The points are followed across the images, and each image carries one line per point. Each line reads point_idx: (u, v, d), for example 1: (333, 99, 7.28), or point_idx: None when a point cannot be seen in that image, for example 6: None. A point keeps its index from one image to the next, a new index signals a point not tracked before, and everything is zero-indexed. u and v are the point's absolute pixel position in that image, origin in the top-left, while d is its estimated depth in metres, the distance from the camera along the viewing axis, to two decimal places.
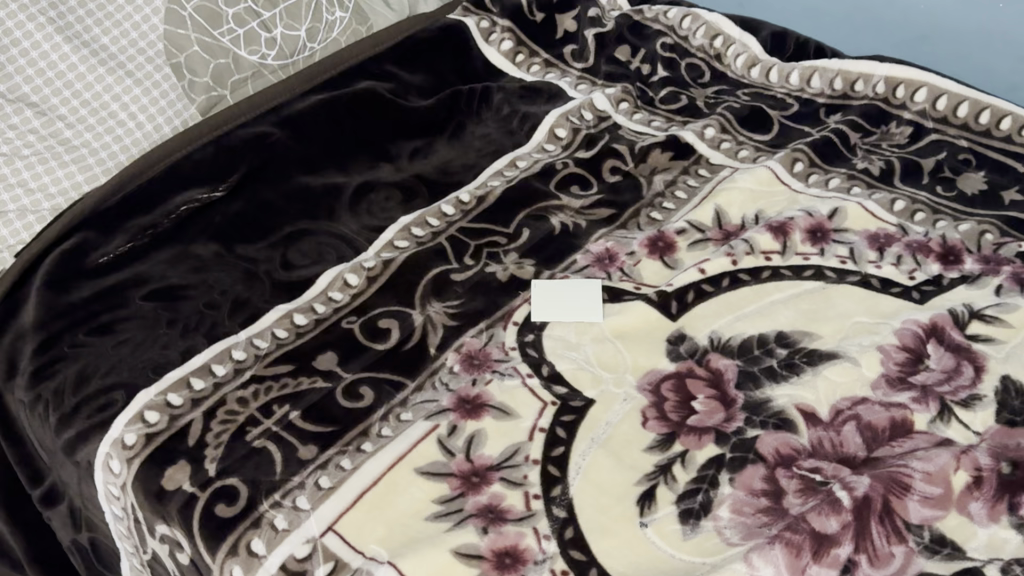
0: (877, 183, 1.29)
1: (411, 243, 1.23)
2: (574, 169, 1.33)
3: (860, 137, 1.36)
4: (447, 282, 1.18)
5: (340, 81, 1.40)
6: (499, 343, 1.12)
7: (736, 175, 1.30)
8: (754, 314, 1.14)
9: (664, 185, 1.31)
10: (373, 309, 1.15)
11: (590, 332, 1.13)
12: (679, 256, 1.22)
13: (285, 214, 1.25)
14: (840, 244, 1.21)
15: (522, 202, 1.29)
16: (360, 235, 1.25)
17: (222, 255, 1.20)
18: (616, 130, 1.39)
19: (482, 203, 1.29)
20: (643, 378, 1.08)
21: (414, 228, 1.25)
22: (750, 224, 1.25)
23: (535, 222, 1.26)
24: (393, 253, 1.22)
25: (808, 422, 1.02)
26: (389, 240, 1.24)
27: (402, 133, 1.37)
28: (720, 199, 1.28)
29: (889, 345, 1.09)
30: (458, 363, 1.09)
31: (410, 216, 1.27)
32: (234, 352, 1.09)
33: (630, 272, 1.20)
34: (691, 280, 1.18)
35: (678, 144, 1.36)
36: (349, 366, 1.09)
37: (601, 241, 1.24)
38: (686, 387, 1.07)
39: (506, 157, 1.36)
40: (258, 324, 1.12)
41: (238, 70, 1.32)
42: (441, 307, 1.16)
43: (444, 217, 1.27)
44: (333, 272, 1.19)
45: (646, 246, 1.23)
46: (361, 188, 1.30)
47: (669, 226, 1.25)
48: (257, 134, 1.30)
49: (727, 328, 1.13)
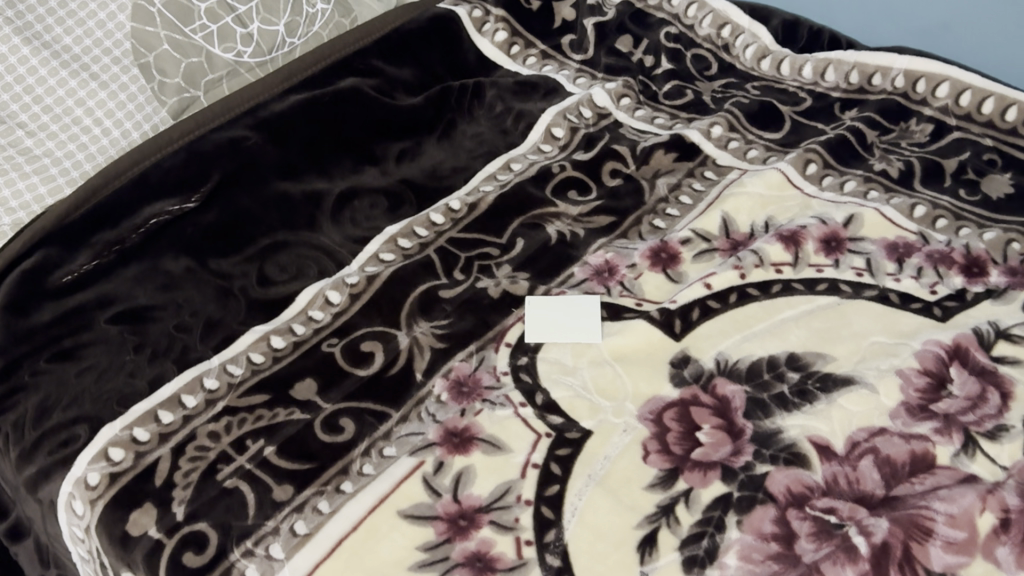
0: (895, 186, 1.21)
1: (397, 256, 1.16)
2: (572, 172, 1.25)
3: (877, 135, 1.27)
4: (435, 300, 1.11)
5: (322, 79, 1.29)
6: (490, 367, 1.04)
7: (745, 179, 1.22)
8: (764, 333, 1.06)
9: (668, 189, 1.23)
10: (355, 330, 1.08)
11: (587, 355, 1.06)
12: (684, 269, 1.14)
13: (262, 223, 1.18)
14: (856, 255, 1.13)
15: (516, 210, 1.21)
16: (342, 247, 1.17)
17: (194, 271, 1.12)
18: (616, 129, 1.31)
19: (474, 211, 1.21)
20: (644, 406, 1.01)
21: (400, 239, 1.17)
22: (759, 232, 1.17)
23: (529, 232, 1.19)
24: (377, 267, 1.14)
25: (822, 456, 0.95)
26: (373, 253, 1.16)
27: (388, 134, 1.29)
28: (727, 205, 1.19)
29: (909, 369, 1.01)
30: (446, 391, 1.02)
31: (397, 225, 1.19)
32: (206, 381, 1.02)
33: (630, 286, 1.12)
34: (696, 296, 1.10)
35: (683, 144, 1.27)
36: (329, 395, 1.01)
37: (600, 251, 1.16)
38: (691, 417, 0.99)
39: (500, 159, 1.28)
40: (232, 349, 1.05)
41: (211, 70, 1.23)
42: (428, 327, 1.08)
43: (432, 226, 1.19)
44: (313, 290, 1.12)
45: (647, 258, 1.15)
46: (345, 194, 1.22)
47: (672, 235, 1.17)
48: (233, 139, 1.20)
49: (734, 350, 1.05)
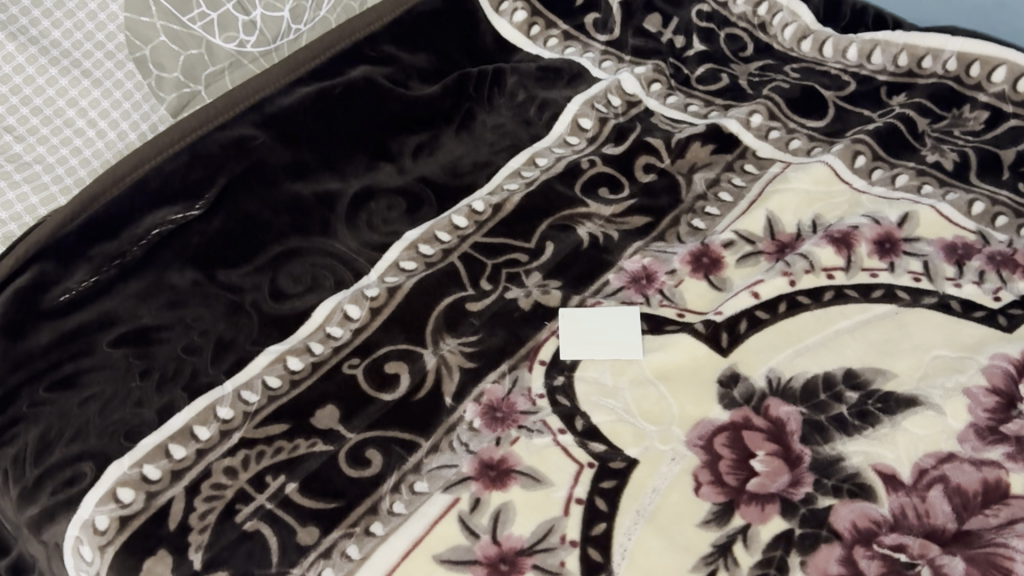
0: (950, 180, 1.13)
1: (420, 265, 1.08)
2: (602, 167, 1.17)
3: (927, 122, 1.19)
4: (462, 313, 1.03)
5: (330, 69, 1.19)
6: (525, 389, 0.97)
7: (790, 174, 1.14)
8: (817, 346, 0.99)
9: (705, 185, 1.15)
10: (377, 349, 1.00)
11: (628, 373, 0.98)
12: (728, 275, 1.06)
13: (272, 229, 1.10)
14: (912, 257, 1.06)
15: (543, 210, 1.13)
16: (360, 254, 1.09)
17: (201, 284, 1.05)
18: (648, 118, 1.22)
19: (499, 212, 1.13)
20: (692, 431, 0.94)
21: (421, 245, 1.09)
22: (807, 233, 1.09)
23: (559, 236, 1.11)
24: (398, 278, 1.06)
25: (888, 486, 0.88)
26: (393, 261, 1.08)
27: (403, 127, 1.21)
28: (771, 203, 1.11)
29: (976, 387, 0.94)
30: (479, 418, 0.94)
31: (417, 230, 1.11)
32: (219, 410, 0.94)
33: (671, 295, 1.05)
34: (744, 306, 1.03)
35: (720, 135, 1.19)
36: (352, 423, 0.94)
37: (637, 256, 1.09)
38: (743, 443, 0.93)
39: (524, 154, 1.20)
40: (245, 372, 0.98)
41: (212, 62, 1.14)
42: (456, 344, 1.01)
43: (455, 230, 1.11)
44: (330, 304, 1.04)
45: (688, 263, 1.07)
46: (359, 196, 1.15)
47: (714, 238, 1.09)
48: (239, 139, 1.10)
49: (787, 366, 0.98)
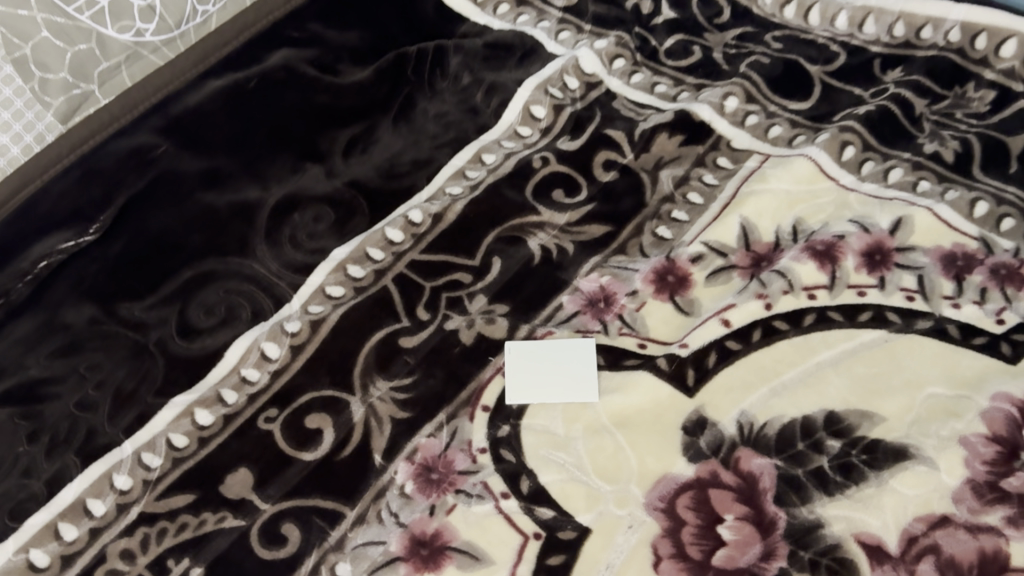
0: (951, 175, 1.00)
1: (348, 291, 0.95)
2: (556, 167, 1.03)
3: (925, 103, 1.05)
4: (395, 351, 0.91)
5: (245, 56, 1.06)
6: (464, 443, 0.86)
7: (768, 171, 1.01)
8: (796, 384, 0.88)
9: (673, 184, 1.02)
10: (299, 397, 0.88)
11: (581, 420, 0.87)
12: (696, 295, 0.94)
13: (183, 251, 0.96)
14: (905, 272, 0.94)
15: (490, 219, 1.00)
16: (281, 278, 0.96)
17: (99, 323, 0.91)
18: (609, 103, 1.08)
19: (439, 224, 0.99)
20: (652, 491, 0.83)
21: (350, 266, 0.96)
22: (786, 242, 0.96)
23: (507, 250, 0.98)
24: (323, 308, 0.94)
25: (873, 560, 0.77)
26: (319, 286, 0.95)
27: (331, 120, 1.06)
28: (747, 207, 0.98)
29: (974, 437, 0.83)
30: (411, 481, 0.83)
31: (345, 248, 0.98)
32: (117, 478, 0.83)
33: (632, 321, 0.93)
34: (713, 337, 0.91)
35: (689, 125, 1.05)
36: (267, 491, 0.83)
37: (594, 274, 0.96)
38: (710, 505, 0.82)
39: (469, 149, 1.06)
40: (148, 430, 0.86)
41: (106, 57, 0.97)
42: (387, 390, 0.89)
43: (390, 246, 0.98)
44: (245, 343, 0.92)
45: (651, 283, 0.95)
46: (281, 207, 1.01)
47: (682, 251, 0.96)
48: (136, 148, 0.98)
49: (761, 409, 0.86)
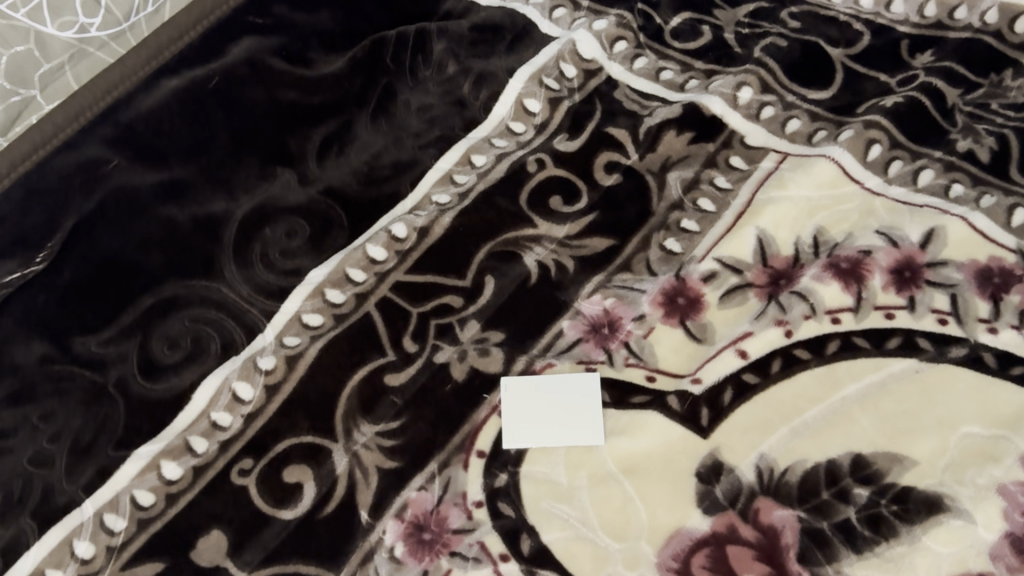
0: (986, 177, 0.91)
1: (328, 319, 0.86)
2: (553, 171, 0.94)
3: (958, 94, 0.96)
4: (380, 389, 0.83)
5: (205, 49, 0.95)
6: (459, 495, 0.79)
7: (787, 174, 0.92)
8: (819, 423, 0.80)
9: (683, 188, 0.92)
10: (276, 444, 0.81)
11: (586, 467, 0.80)
12: (709, 319, 0.85)
13: (142, 274, 0.87)
14: (937, 290, 0.86)
15: (481, 231, 0.91)
16: (252, 304, 0.87)
17: (52, 363, 0.82)
18: (610, 93, 0.99)
19: (426, 239, 0.90)
20: (664, 549, 0.76)
21: (329, 291, 0.87)
22: (807, 257, 0.88)
23: (501, 268, 0.89)
24: (300, 340, 0.85)
25: None
26: (295, 314, 0.86)
27: (302, 117, 0.95)
28: (764, 217, 0.90)
29: (1014, 484, 0.76)
30: (402, 542, 0.76)
31: (322, 269, 0.89)
32: (78, 545, 0.76)
33: (639, 350, 0.85)
34: (728, 370, 0.83)
35: (699, 119, 0.96)
36: (242, 557, 0.76)
37: (597, 295, 0.87)
38: (728, 564, 0.75)
39: (457, 149, 0.96)
40: (109, 487, 0.78)
41: (48, 58, 0.86)
42: (372, 435, 0.81)
43: (372, 265, 0.89)
44: (215, 383, 0.83)
45: (660, 305, 0.86)
46: (251, 220, 0.91)
47: (693, 269, 0.88)
48: (86, 162, 0.87)
49: (781, 452, 0.79)
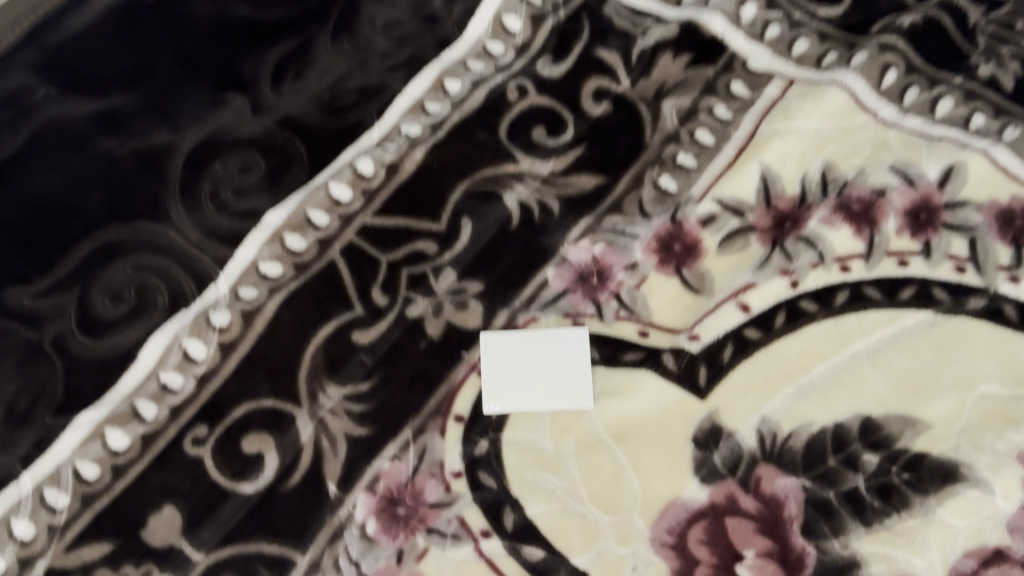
0: (1010, 106, 0.83)
1: (288, 269, 0.77)
2: (536, 98, 0.85)
3: (981, 11, 0.87)
4: (347, 348, 0.75)
5: None
6: (436, 465, 0.72)
7: (794, 103, 0.83)
8: (827, 383, 0.74)
9: (679, 119, 0.84)
10: (232, 409, 0.73)
11: (574, 432, 0.73)
12: (707, 267, 0.78)
13: (80, 218, 0.77)
14: (955, 234, 0.79)
15: (456, 169, 0.82)
16: (203, 251, 0.77)
17: None
18: (597, 9, 0.88)
19: (395, 176, 0.81)
20: (659, 522, 0.70)
21: (288, 236, 0.78)
22: (815, 196, 0.80)
23: (479, 210, 0.81)
24: (257, 292, 0.76)
25: None
26: (250, 263, 0.77)
27: (257, 35, 0.83)
28: (769, 152, 0.81)
29: None
30: (374, 518, 0.70)
31: (280, 211, 0.79)
32: (16, 526, 0.69)
33: (632, 303, 0.77)
34: (729, 326, 0.76)
35: (697, 40, 0.87)
36: (199, 537, 0.69)
37: (586, 241, 0.79)
38: (727, 539, 0.70)
39: (427, 73, 0.85)
40: (48, 460, 0.71)
41: None
42: (339, 399, 0.74)
43: (336, 207, 0.79)
44: (163, 340, 0.74)
45: (654, 252, 0.79)
46: (199, 154, 0.80)
47: (691, 211, 0.80)
48: (10, 93, 0.78)
49: (785, 415, 0.73)
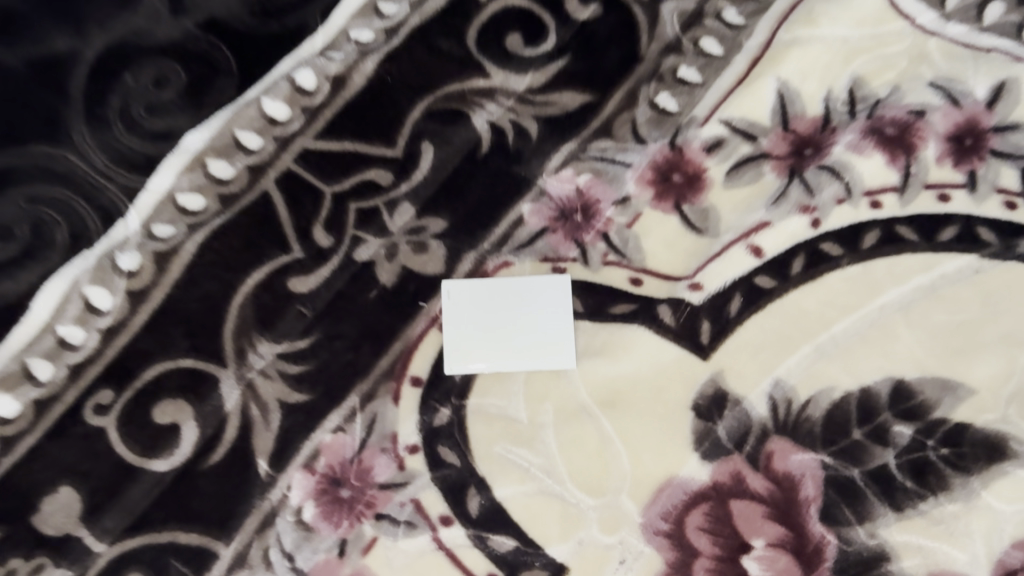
0: None
1: (212, 203, 0.64)
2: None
3: None
4: (283, 298, 0.63)
5: None
6: (387, 439, 0.61)
7: (818, 5, 0.69)
8: (852, 342, 0.62)
9: (681, 24, 0.69)
10: (144, 371, 0.61)
11: (552, 399, 0.62)
12: (711, 202, 0.66)
13: None
14: (1005, 163, 0.66)
15: (414, 83, 0.67)
16: (110, 181, 0.63)
17: None
18: None
19: (341, 93, 0.66)
20: (651, 506, 0.59)
21: (211, 162, 0.64)
22: (841, 118, 0.67)
23: (443, 133, 0.67)
24: (174, 230, 0.63)
25: None
26: (167, 194, 0.63)
27: None
28: (787, 64, 0.68)
29: None
30: (313, 502, 0.59)
31: (201, 131, 0.64)
32: None
33: (622, 244, 0.65)
34: (737, 273, 0.64)
35: None
36: (102, 524, 0.58)
37: (568, 171, 0.67)
38: (732, 525, 0.59)
39: None
40: None
41: None
42: (272, 359, 0.62)
43: (270, 128, 0.65)
44: (60, 288, 0.61)
45: (650, 184, 0.66)
46: (107, 60, 0.64)
47: (693, 134, 0.67)
48: None
49: (802, 379, 0.62)
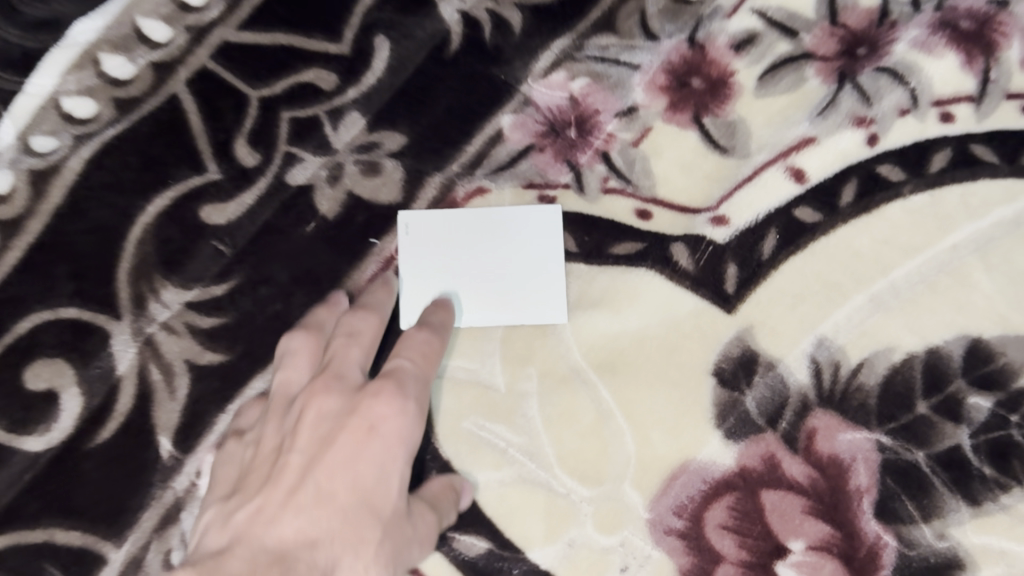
0: None
1: (106, 109, 0.50)
2: None
3: None
4: (193, 231, 0.49)
5: None
6: None
7: None
8: (917, 291, 0.49)
9: None
10: (13, 321, 0.48)
11: (538, 361, 0.49)
12: (740, 114, 0.52)
13: None
14: None
15: None
16: None
17: None
18: None
19: None
20: (661, 498, 0.47)
21: (107, 56, 0.50)
22: (902, 9, 0.53)
23: (403, 26, 0.53)
24: (57, 142, 0.50)
25: None
26: (50, 96, 0.50)
27: None
28: None
29: None
30: None
31: (95, 18, 0.50)
32: None
33: (628, 166, 0.52)
34: (772, 204, 0.51)
35: None
36: None
37: (560, 73, 0.53)
38: (763, 523, 0.47)
39: None
40: None
41: None
42: (179, 309, 0.48)
43: (180, 16, 0.51)
44: None
45: (663, 91, 0.52)
46: None
47: (717, 29, 0.53)
48: None
49: (853, 337, 0.49)
